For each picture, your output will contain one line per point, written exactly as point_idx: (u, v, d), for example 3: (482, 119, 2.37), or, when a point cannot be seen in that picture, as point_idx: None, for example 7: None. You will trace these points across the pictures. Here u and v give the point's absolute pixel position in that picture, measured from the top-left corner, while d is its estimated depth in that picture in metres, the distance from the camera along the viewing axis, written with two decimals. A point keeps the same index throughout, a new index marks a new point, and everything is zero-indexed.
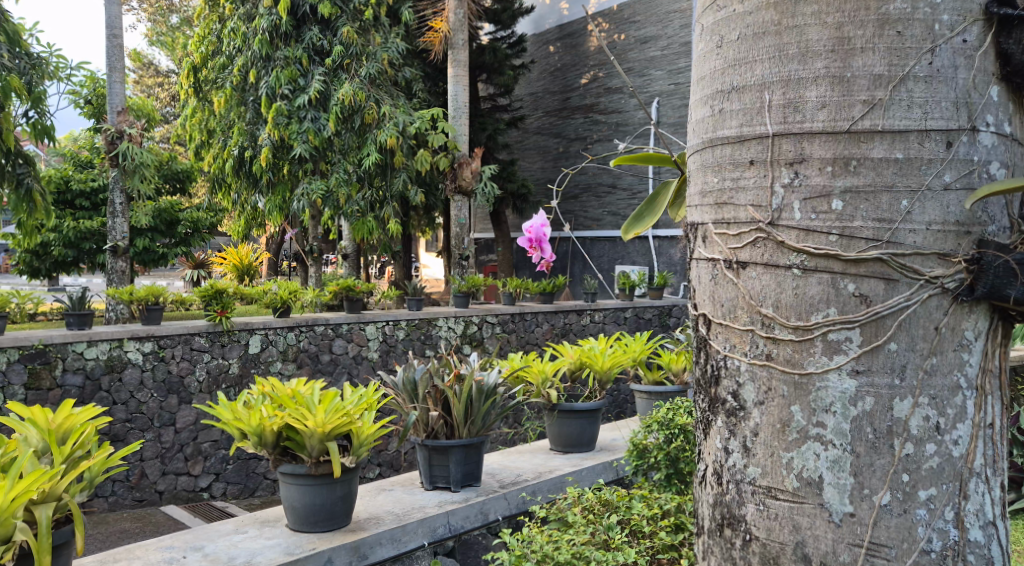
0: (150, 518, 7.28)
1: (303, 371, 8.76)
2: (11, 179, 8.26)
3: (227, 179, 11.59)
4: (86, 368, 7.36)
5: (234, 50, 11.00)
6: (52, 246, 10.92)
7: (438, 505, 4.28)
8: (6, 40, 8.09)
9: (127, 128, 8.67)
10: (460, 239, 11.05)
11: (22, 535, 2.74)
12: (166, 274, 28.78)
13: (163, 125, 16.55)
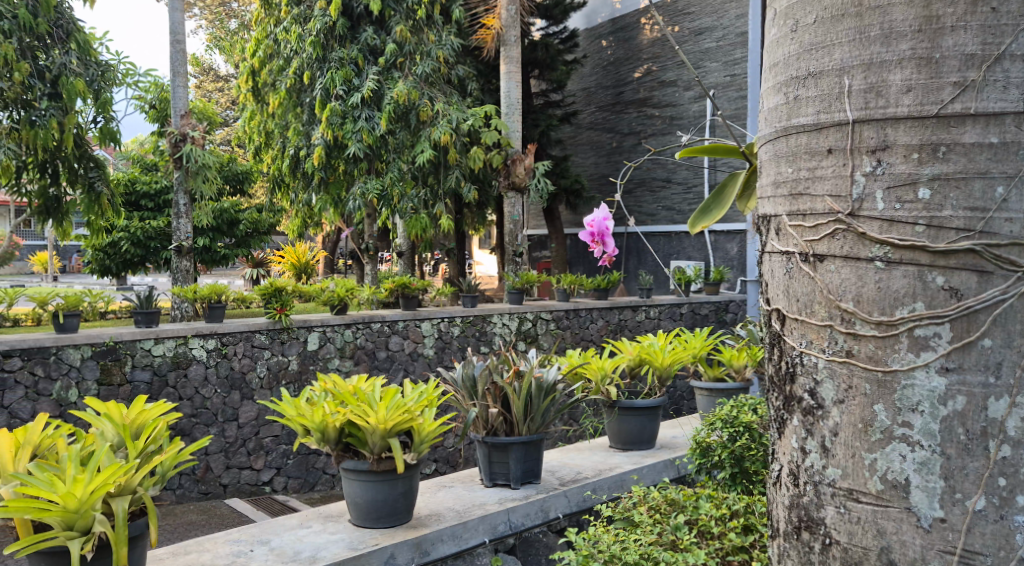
0: (217, 510, 7.40)
1: (361, 368, 8.85)
2: (81, 182, 8.53)
3: (285, 179, 11.80)
4: (153, 365, 7.53)
5: (290, 51, 11.12)
6: (120, 245, 11.19)
7: (499, 501, 4.28)
8: (77, 48, 8.33)
9: (190, 131, 8.85)
10: (514, 235, 11.02)
11: (101, 526, 2.81)
12: (228, 273, 29.34)
13: (224, 128, 16.89)
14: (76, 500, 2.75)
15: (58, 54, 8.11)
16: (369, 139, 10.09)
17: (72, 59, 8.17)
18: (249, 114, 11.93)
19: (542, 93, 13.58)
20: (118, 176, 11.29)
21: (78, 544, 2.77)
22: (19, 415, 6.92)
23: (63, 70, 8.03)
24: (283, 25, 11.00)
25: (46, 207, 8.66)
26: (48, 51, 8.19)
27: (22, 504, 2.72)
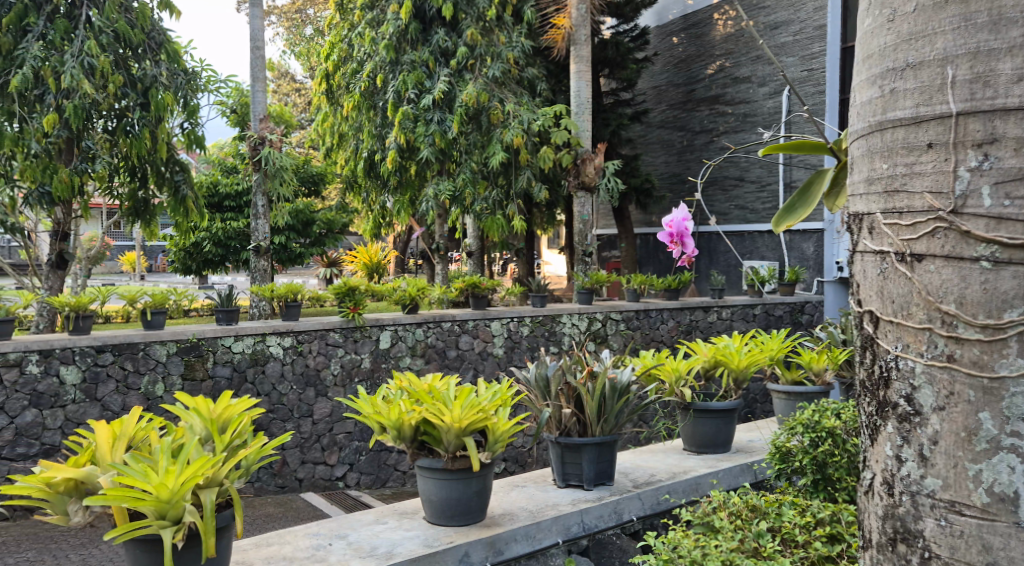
0: (293, 504, 7.55)
1: (431, 367, 8.91)
2: (168, 185, 8.79)
3: (358, 180, 11.91)
4: (233, 361, 7.73)
5: (364, 55, 11.25)
6: (203, 246, 11.58)
7: (572, 502, 4.28)
8: (166, 58, 8.68)
9: (268, 134, 9.05)
10: (584, 235, 10.95)
11: (191, 516, 2.90)
12: (304, 273, 29.92)
13: (299, 131, 17.21)
14: (168, 491, 2.85)
15: (149, 65, 8.39)
16: (440, 142, 10.10)
17: (162, 70, 8.46)
18: (323, 117, 12.04)
19: (613, 92, 13.48)
20: (201, 178, 11.60)
21: (169, 533, 2.87)
22: (111, 408, 7.19)
23: (155, 82, 8.29)
24: (357, 30, 11.14)
25: (135, 209, 8.91)
26: (140, 59, 8.49)
27: (119, 493, 2.82)
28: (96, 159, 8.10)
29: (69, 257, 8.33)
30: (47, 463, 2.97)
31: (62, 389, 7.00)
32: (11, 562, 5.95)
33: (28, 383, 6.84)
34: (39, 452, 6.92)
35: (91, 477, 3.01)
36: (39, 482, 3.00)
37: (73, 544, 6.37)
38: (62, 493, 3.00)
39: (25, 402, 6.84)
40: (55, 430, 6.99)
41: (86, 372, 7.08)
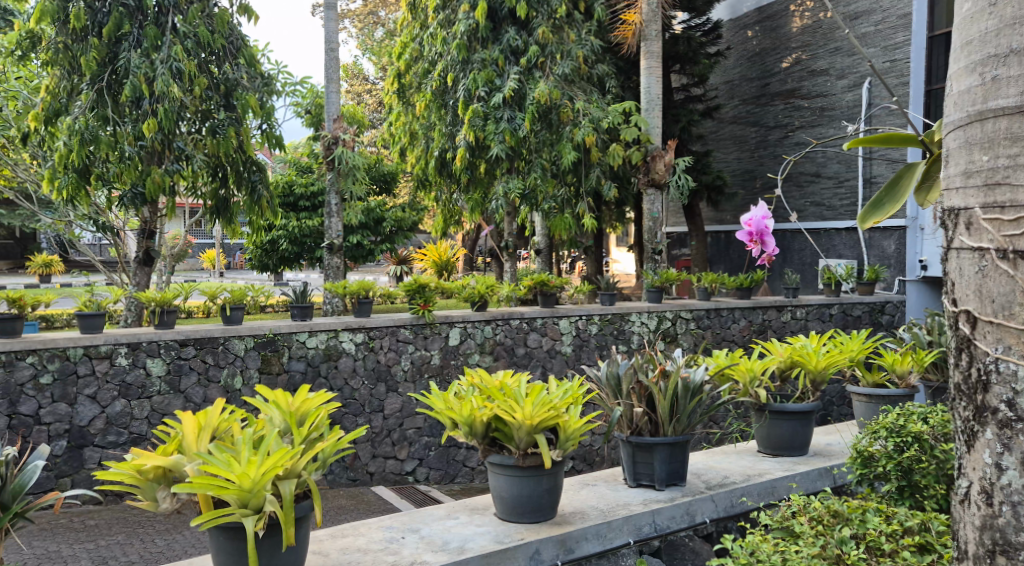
0: (364, 496, 7.65)
1: (500, 364, 8.92)
2: (246, 184, 8.99)
3: (428, 179, 11.92)
4: (307, 356, 7.87)
5: (435, 55, 11.30)
6: (279, 244, 11.82)
7: (643, 502, 4.27)
8: (244, 63, 8.93)
9: (342, 134, 9.19)
10: (653, 233, 10.83)
11: (271, 505, 3.26)
12: (374, 269, 30.29)
13: (371, 130, 17.39)
14: (250, 480, 3.22)
15: (229, 68, 8.78)
16: (511, 140, 10.07)
17: (241, 74, 8.79)
18: (396, 116, 12.11)
19: (684, 88, 13.30)
20: (277, 179, 11.84)
21: (252, 521, 3.23)
22: (193, 399, 7.40)
23: (236, 84, 8.72)
24: (429, 30, 11.21)
25: (216, 208, 9.10)
26: (221, 64, 8.84)
27: (206, 481, 3.20)
28: (191, 159, 8.34)
29: (154, 254, 8.56)
30: (138, 452, 3.38)
31: (148, 381, 7.22)
32: (102, 545, 6.19)
33: (117, 374, 7.08)
34: (127, 441, 7.17)
35: (178, 466, 3.40)
36: (131, 470, 3.42)
37: (159, 529, 6.57)
38: (152, 481, 3.40)
39: (114, 392, 7.08)
40: (142, 420, 7.21)
41: (170, 364, 7.30)
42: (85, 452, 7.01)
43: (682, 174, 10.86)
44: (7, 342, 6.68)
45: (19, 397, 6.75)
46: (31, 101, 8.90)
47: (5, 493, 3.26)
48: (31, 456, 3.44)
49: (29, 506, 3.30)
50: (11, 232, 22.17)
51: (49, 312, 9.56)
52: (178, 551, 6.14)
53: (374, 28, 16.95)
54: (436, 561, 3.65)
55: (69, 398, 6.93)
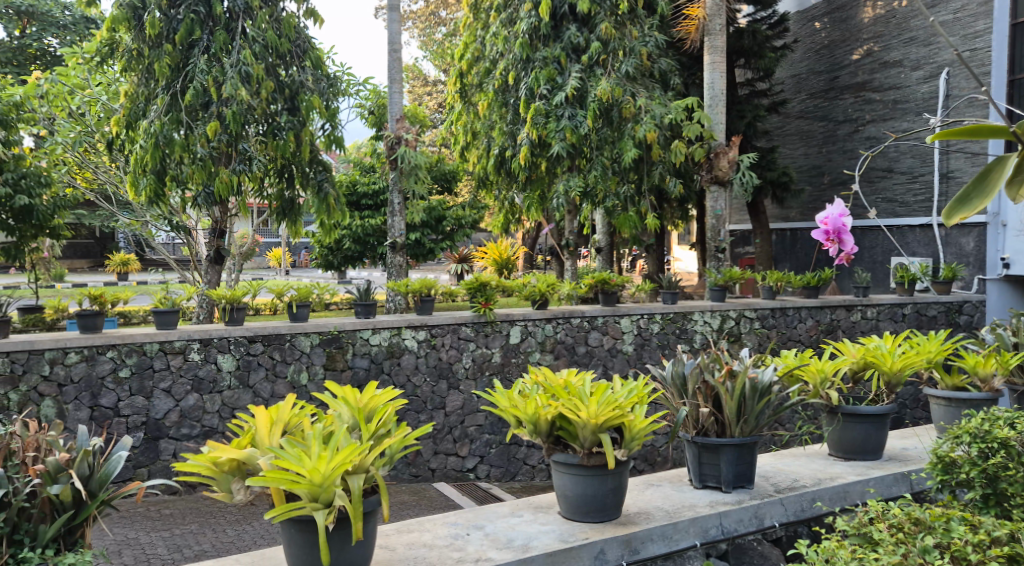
0: (426, 492, 7.71)
1: (561, 362, 8.89)
2: (311, 184, 9.12)
3: (489, 178, 11.91)
4: (371, 352, 7.96)
5: (496, 54, 11.30)
6: (343, 243, 11.97)
7: (709, 504, 4.21)
8: (312, 65, 9.05)
9: (404, 134, 9.26)
10: (716, 230, 10.68)
11: (341, 500, 3.37)
12: (435, 268, 30.47)
13: (432, 130, 17.48)
14: (320, 474, 3.33)
15: (296, 70, 8.88)
16: (572, 137, 9.99)
17: (307, 76, 8.89)
18: (457, 115, 12.14)
19: (749, 83, 13.08)
20: (341, 178, 11.99)
21: (322, 514, 3.34)
22: (262, 394, 7.53)
23: (301, 86, 8.79)
24: (491, 29, 11.22)
25: (282, 208, 9.25)
26: (288, 67, 8.94)
27: (278, 475, 3.33)
28: (253, 161, 8.49)
29: (225, 253, 8.75)
30: (214, 446, 3.50)
31: (219, 375, 7.38)
32: (177, 533, 6.34)
33: (190, 368, 7.26)
34: (199, 434, 7.33)
35: (251, 459, 3.51)
36: (208, 462, 3.53)
37: (230, 519, 6.70)
38: (227, 473, 3.52)
39: (187, 386, 7.26)
40: (213, 413, 7.37)
41: (239, 360, 7.44)
42: (160, 444, 7.19)
43: (746, 171, 10.69)
44: (88, 338, 6.90)
45: (99, 389, 6.97)
46: (110, 106, 9.19)
47: (92, 481, 3.34)
48: (115, 447, 3.54)
49: (115, 494, 3.39)
50: (90, 232, 22.96)
51: (125, 309, 9.84)
52: (248, 541, 6.26)
53: (435, 29, 17.05)
54: (501, 558, 3.67)
55: (146, 391, 7.12)
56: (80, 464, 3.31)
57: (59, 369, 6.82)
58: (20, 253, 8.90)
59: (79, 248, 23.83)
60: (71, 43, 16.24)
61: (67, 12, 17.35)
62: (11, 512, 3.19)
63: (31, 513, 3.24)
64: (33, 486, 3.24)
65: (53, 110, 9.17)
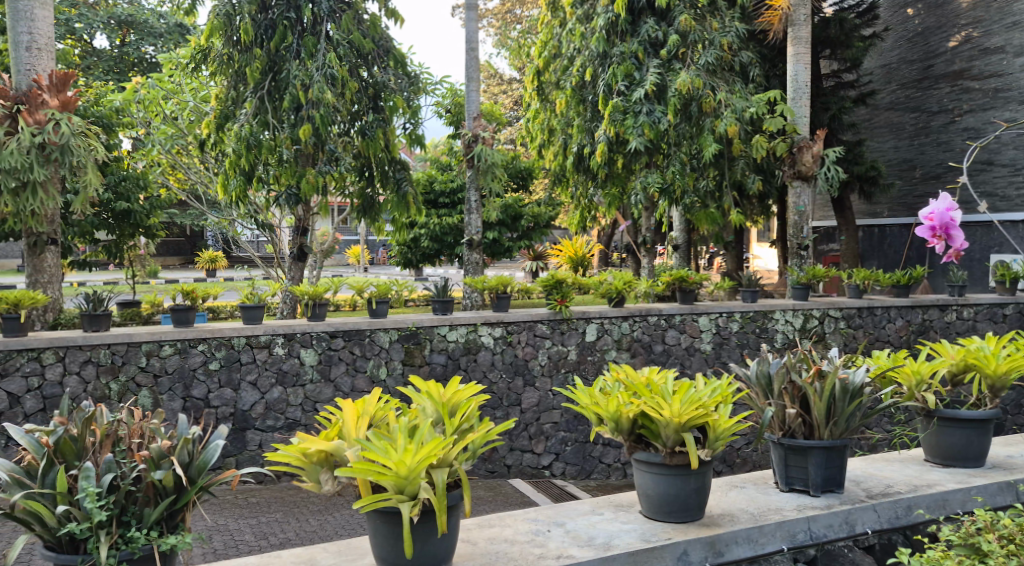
0: (502, 489, 7.72)
1: (638, 361, 8.79)
2: (390, 183, 9.22)
3: (565, 175, 11.86)
4: (448, 349, 8.02)
5: (574, 50, 11.21)
6: (421, 240, 12.08)
7: (797, 508, 4.11)
8: (395, 65, 9.14)
9: (481, 131, 9.27)
10: (799, 227, 10.43)
11: (426, 493, 3.39)
12: (511, 266, 30.55)
13: (507, 128, 17.50)
14: (406, 467, 3.36)
15: (380, 70, 8.99)
16: (650, 133, 9.82)
17: (388, 76, 8.98)
18: (534, 113, 12.12)
19: (835, 74, 12.71)
20: (418, 176, 12.10)
21: (407, 506, 3.37)
22: (342, 388, 7.66)
23: (385, 86, 8.94)
24: (568, 26, 11.14)
25: (362, 207, 9.39)
26: (369, 67, 9.05)
27: (365, 467, 3.37)
28: (340, 161, 8.62)
29: (307, 250, 8.91)
30: (303, 437, 3.56)
31: (302, 369, 7.53)
32: (263, 521, 6.50)
33: (275, 362, 7.44)
34: (283, 426, 7.50)
35: (339, 451, 3.57)
36: (297, 453, 3.60)
37: (314, 509, 6.83)
38: (315, 464, 3.58)
39: (272, 379, 7.44)
40: (297, 406, 7.53)
41: (321, 355, 7.58)
42: (247, 435, 7.38)
43: (831, 166, 10.38)
44: (180, 331, 7.12)
45: (191, 381, 7.19)
46: (201, 110, 9.50)
47: (191, 468, 3.46)
48: (211, 437, 3.65)
49: (213, 482, 3.49)
50: (181, 232, 23.74)
51: (214, 305, 10.12)
52: (330, 531, 6.38)
53: (511, 27, 17.05)
54: (583, 556, 3.65)
55: (233, 383, 7.31)
56: (180, 452, 3.43)
57: (155, 361, 7.05)
58: (118, 251, 9.26)
59: (172, 246, 24.73)
60: (165, 50, 16.83)
61: (162, 20, 17.94)
62: (119, 494, 3.29)
63: (136, 496, 3.36)
64: (139, 471, 3.35)
65: (148, 114, 9.51)
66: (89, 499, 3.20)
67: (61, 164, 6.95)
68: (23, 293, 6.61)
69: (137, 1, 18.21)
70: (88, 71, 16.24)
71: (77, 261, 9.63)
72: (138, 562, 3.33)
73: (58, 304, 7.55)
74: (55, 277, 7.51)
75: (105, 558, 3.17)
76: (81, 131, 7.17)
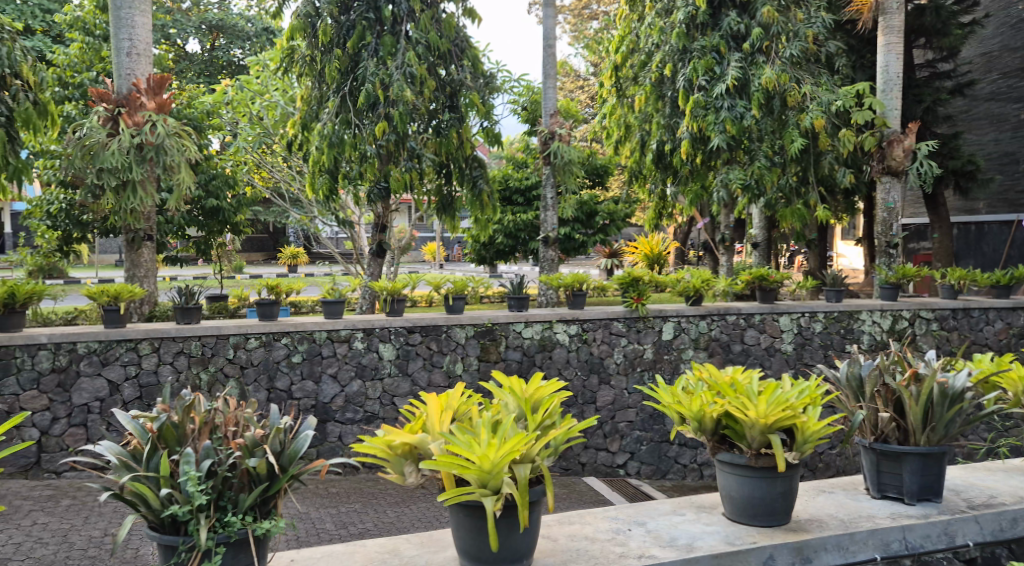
0: (577, 486, 7.69)
1: (716, 360, 8.63)
2: (466, 180, 9.24)
3: (642, 171, 11.73)
4: (523, 346, 8.02)
5: (652, 46, 11.04)
6: (495, 237, 12.10)
7: (891, 516, 3.97)
8: (470, 64, 9.16)
9: (558, 129, 9.22)
10: (889, 224, 10.10)
11: (509, 488, 3.41)
12: (587, 262, 30.45)
13: (584, 125, 17.40)
14: (490, 462, 3.37)
15: (455, 69, 9.01)
16: (733, 129, 9.59)
17: (465, 74, 9.01)
18: (610, 109, 11.97)
19: (929, 65, 12.25)
20: (494, 174, 12.13)
21: (490, 501, 3.38)
22: (419, 383, 7.74)
23: (461, 85, 8.95)
24: (647, 21, 10.99)
25: (441, 204, 9.47)
26: (447, 66, 9.10)
27: (449, 460, 3.39)
28: (421, 158, 8.67)
29: (386, 247, 9.01)
30: (388, 429, 3.61)
31: (380, 363, 7.64)
32: (343, 511, 6.62)
33: (355, 356, 7.57)
34: (363, 418, 7.61)
35: (423, 444, 3.60)
36: (383, 444, 3.65)
37: (391, 501, 6.91)
38: (400, 456, 3.62)
39: (352, 373, 7.56)
40: (375, 400, 7.63)
41: (399, 350, 7.68)
42: (328, 426, 7.50)
43: (923, 161, 10.05)
44: (266, 325, 7.30)
45: (274, 372, 7.35)
46: (286, 109, 9.72)
47: (283, 457, 3.53)
48: (300, 427, 3.72)
49: (304, 470, 3.56)
50: (264, 228, 24.31)
51: (296, 299, 10.33)
52: (407, 523, 6.46)
53: (588, 24, 16.88)
54: (665, 557, 3.60)
55: (315, 376, 7.45)
56: (273, 441, 3.51)
57: (241, 353, 7.24)
58: (207, 248, 9.54)
59: (255, 242, 25.36)
60: (252, 53, 17.27)
61: (250, 24, 18.44)
62: (216, 480, 3.38)
63: (231, 482, 3.44)
64: (234, 458, 3.43)
65: (236, 114, 9.79)
66: (190, 482, 3.31)
67: (156, 164, 7.16)
68: (122, 286, 6.86)
69: (224, 4, 18.69)
70: (181, 74, 16.76)
71: (168, 257, 9.94)
72: (233, 545, 3.42)
73: (153, 298, 7.78)
74: (151, 271, 7.76)
75: (204, 540, 3.26)
76: (177, 132, 7.34)
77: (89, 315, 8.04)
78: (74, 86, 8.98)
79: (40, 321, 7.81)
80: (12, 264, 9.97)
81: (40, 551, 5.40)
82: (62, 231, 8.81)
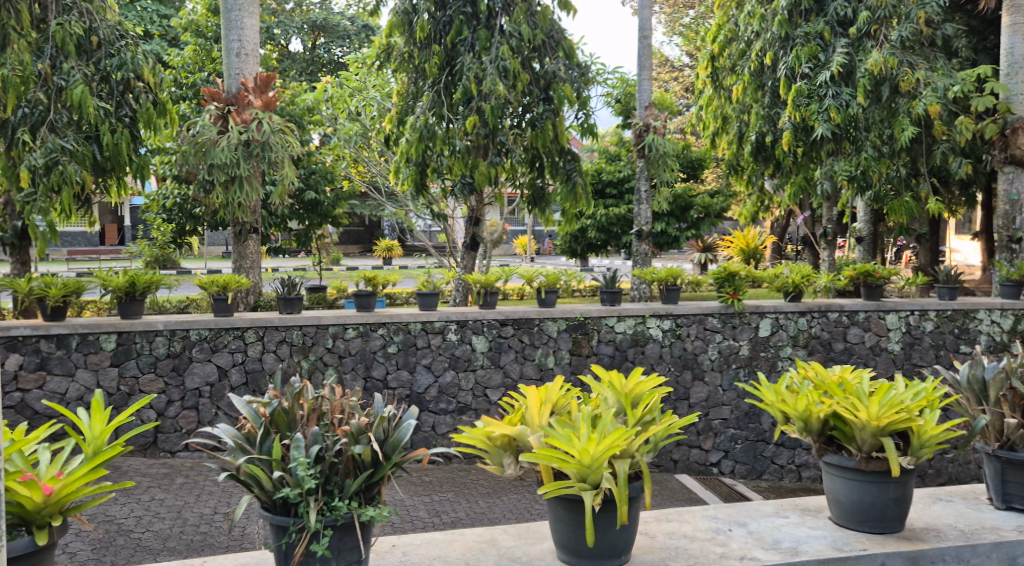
0: (669, 483, 7.52)
1: (816, 358, 8.31)
2: (560, 173, 9.09)
3: (739, 164, 11.38)
4: (616, 340, 7.89)
5: (752, 34, 10.67)
6: (588, 231, 11.97)
7: (1017, 529, 3.71)
8: (566, 56, 9.02)
9: (653, 121, 9.02)
10: (1011, 218, 9.53)
11: (608, 483, 3.30)
12: (682, 257, 29.96)
13: (678, 117, 17.06)
14: (590, 456, 3.28)
15: (549, 61, 8.89)
16: (838, 117, 9.21)
17: (559, 65, 8.87)
18: (707, 100, 11.64)
19: None
20: (587, 167, 11.98)
21: (590, 495, 3.29)
22: (511, 375, 7.69)
23: (554, 76, 8.80)
24: (747, 9, 10.63)
25: (533, 197, 9.39)
26: (542, 58, 8.98)
27: (548, 453, 3.32)
28: (510, 153, 8.60)
29: (479, 239, 9.01)
30: (487, 421, 3.56)
31: (473, 355, 7.63)
32: (436, 500, 6.63)
33: (448, 348, 7.57)
34: (455, 409, 7.61)
35: (522, 436, 3.53)
36: (482, 436, 3.60)
37: (483, 492, 6.90)
38: (499, 448, 3.56)
39: (445, 363, 7.57)
40: (467, 391, 7.62)
41: (491, 342, 7.65)
42: (420, 416, 7.54)
43: None
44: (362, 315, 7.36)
45: (370, 362, 7.42)
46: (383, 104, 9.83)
47: (387, 445, 3.54)
48: (404, 416, 3.71)
49: (407, 459, 3.55)
50: (361, 223, 24.72)
51: (391, 291, 10.42)
52: (499, 514, 6.43)
53: (684, 13, 16.47)
54: (768, 559, 3.44)
55: (409, 366, 7.49)
56: (376, 428, 3.52)
57: (339, 343, 7.34)
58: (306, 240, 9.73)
59: (352, 235, 25.84)
60: (350, 50, 17.55)
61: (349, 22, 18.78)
62: (324, 465, 3.38)
63: (338, 468, 3.44)
64: (341, 444, 3.42)
65: (335, 111, 9.93)
66: (300, 467, 3.32)
67: (262, 159, 7.29)
68: (230, 276, 7.07)
69: (323, 4, 19.07)
70: (284, 74, 17.15)
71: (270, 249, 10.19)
72: (340, 528, 3.42)
73: (258, 288, 7.96)
74: (256, 262, 7.95)
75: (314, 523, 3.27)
76: (279, 128, 7.49)
77: (198, 304, 8.31)
78: (189, 87, 9.42)
79: (153, 310, 8.10)
80: (128, 254, 10.38)
81: (157, 525, 5.59)
82: (177, 224, 9.17)
